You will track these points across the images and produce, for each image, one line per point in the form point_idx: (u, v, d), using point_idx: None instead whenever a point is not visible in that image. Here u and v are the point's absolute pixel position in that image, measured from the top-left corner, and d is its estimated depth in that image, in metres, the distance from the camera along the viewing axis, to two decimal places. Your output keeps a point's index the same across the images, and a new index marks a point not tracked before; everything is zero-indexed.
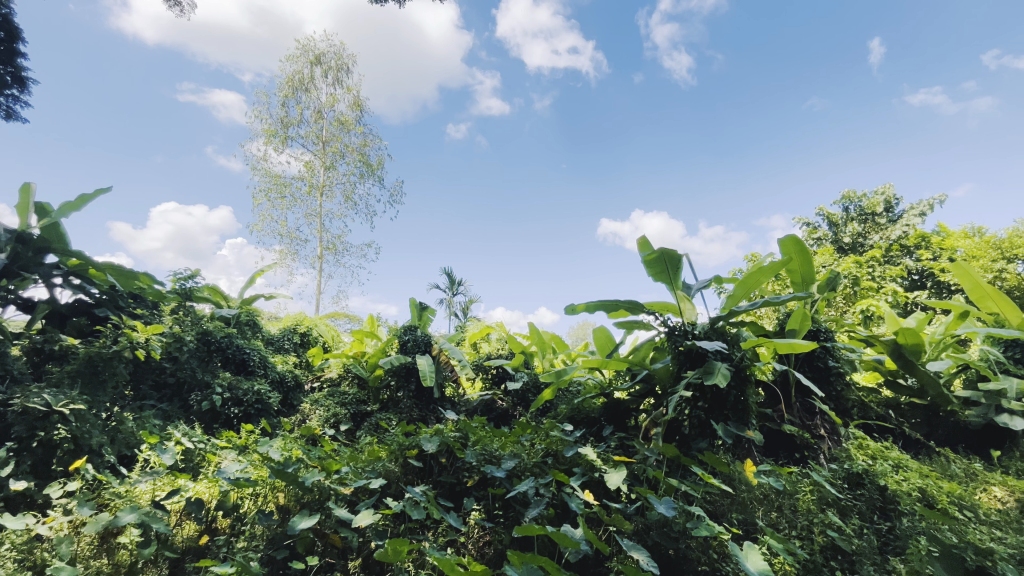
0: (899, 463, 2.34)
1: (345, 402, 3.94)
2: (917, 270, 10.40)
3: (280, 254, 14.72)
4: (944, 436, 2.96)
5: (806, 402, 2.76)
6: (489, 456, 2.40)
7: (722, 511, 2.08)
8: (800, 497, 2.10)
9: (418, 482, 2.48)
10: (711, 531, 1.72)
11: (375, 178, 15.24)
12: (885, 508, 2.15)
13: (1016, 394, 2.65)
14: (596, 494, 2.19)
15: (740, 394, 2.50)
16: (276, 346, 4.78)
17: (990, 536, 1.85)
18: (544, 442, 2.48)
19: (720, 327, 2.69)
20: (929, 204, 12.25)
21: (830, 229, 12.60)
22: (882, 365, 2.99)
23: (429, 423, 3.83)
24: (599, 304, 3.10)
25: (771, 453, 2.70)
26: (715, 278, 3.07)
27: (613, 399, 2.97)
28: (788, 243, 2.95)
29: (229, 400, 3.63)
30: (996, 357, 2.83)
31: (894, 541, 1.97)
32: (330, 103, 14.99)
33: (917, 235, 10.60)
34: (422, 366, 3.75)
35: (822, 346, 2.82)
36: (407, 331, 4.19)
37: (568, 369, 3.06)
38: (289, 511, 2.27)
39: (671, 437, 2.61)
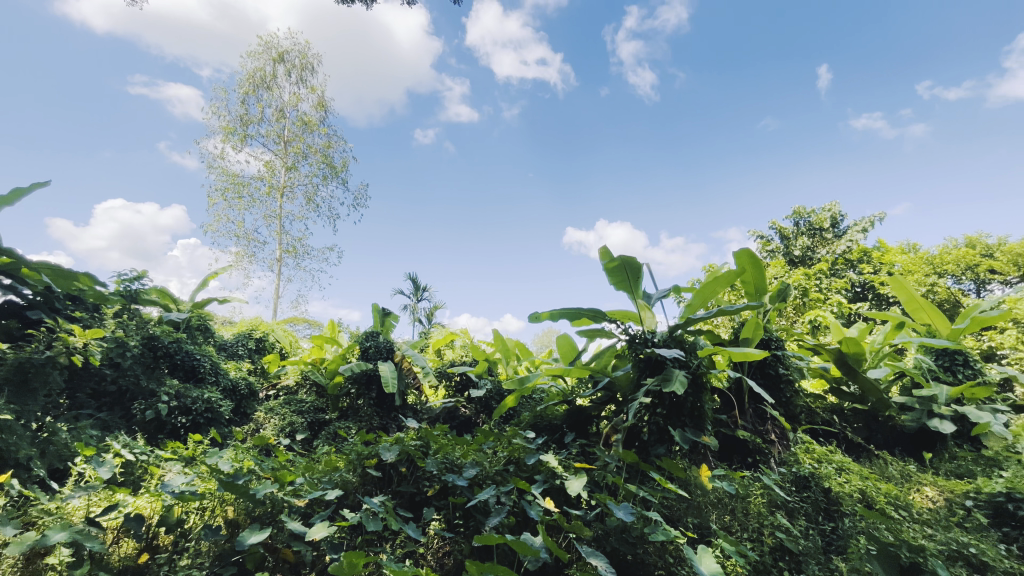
0: (842, 466, 2.47)
1: (301, 410, 3.84)
2: (859, 283, 11.05)
3: (236, 257, 14.17)
4: (883, 440, 3.13)
5: (758, 408, 2.87)
6: (450, 465, 2.37)
7: (678, 515, 2.12)
8: (752, 501, 2.18)
9: (377, 492, 2.43)
10: (667, 536, 1.76)
11: (338, 180, 14.94)
12: (829, 510, 2.25)
13: (945, 399, 2.86)
14: (556, 502, 2.19)
15: (697, 401, 2.57)
16: (229, 352, 4.58)
17: (922, 534, 1.96)
18: (506, 450, 2.47)
19: (678, 335, 2.76)
20: (871, 221, 13.07)
21: (782, 242, 13.25)
22: (828, 372, 3.15)
23: (390, 431, 3.76)
24: (562, 312, 3.12)
25: (726, 458, 2.79)
26: (674, 287, 3.15)
27: (575, 406, 3.00)
28: (742, 255, 3.06)
29: (176, 409, 3.45)
30: (928, 365, 3.04)
31: (837, 541, 2.06)
32: (292, 103, 14.60)
33: (859, 250, 11.28)
34: (383, 373, 3.67)
35: (773, 354, 2.94)
36: (368, 338, 4.10)
37: (530, 376, 3.08)
38: (238, 525, 2.17)
39: (631, 443, 2.67)
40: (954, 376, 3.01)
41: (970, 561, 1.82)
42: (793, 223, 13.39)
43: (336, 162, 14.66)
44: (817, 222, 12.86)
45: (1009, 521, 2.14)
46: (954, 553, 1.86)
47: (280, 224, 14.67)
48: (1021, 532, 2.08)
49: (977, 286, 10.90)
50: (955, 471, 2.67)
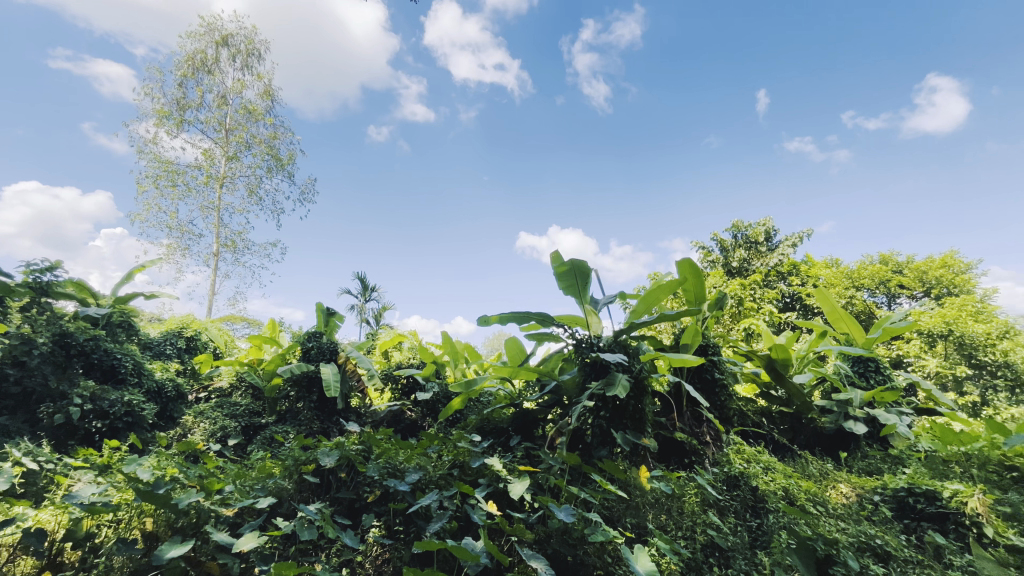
0: (768, 465, 2.62)
1: (235, 414, 3.65)
2: (789, 294, 11.84)
3: (167, 249, 13.21)
4: (805, 440, 3.34)
5: (695, 411, 3.00)
6: (392, 470, 2.31)
7: (617, 515, 2.18)
8: (686, 500, 2.27)
9: (313, 499, 2.34)
10: (606, 536, 1.80)
11: (284, 173, 14.30)
12: (755, 507, 2.37)
13: (859, 403, 3.10)
14: (499, 505, 2.17)
15: (638, 403, 2.65)
16: (155, 352, 4.26)
17: (836, 528, 2.12)
18: (451, 454, 2.44)
19: (623, 340, 2.84)
20: (800, 237, 14.04)
21: (721, 254, 14.00)
22: (759, 377, 3.35)
23: (331, 436, 3.61)
24: (511, 315, 3.12)
25: (664, 459, 2.89)
26: (620, 294, 3.23)
27: (521, 409, 3.00)
28: (684, 265, 3.20)
29: (90, 413, 3.16)
30: (846, 371, 3.29)
31: (762, 536, 2.19)
32: (236, 89, 13.85)
33: (790, 263, 12.08)
34: (326, 375, 3.53)
35: (709, 360, 3.08)
36: (310, 338, 3.93)
37: (478, 379, 3.06)
38: (157, 538, 2.00)
39: (575, 446, 2.71)
40: (868, 381, 3.29)
41: (876, 551, 1.99)
42: (731, 236, 14.16)
43: (282, 155, 14.03)
44: (753, 236, 13.67)
45: (910, 513, 2.35)
46: (863, 544, 2.02)
47: (218, 216, 13.85)
48: (920, 523, 2.29)
49: (888, 299, 11.99)
50: (866, 468, 2.91)
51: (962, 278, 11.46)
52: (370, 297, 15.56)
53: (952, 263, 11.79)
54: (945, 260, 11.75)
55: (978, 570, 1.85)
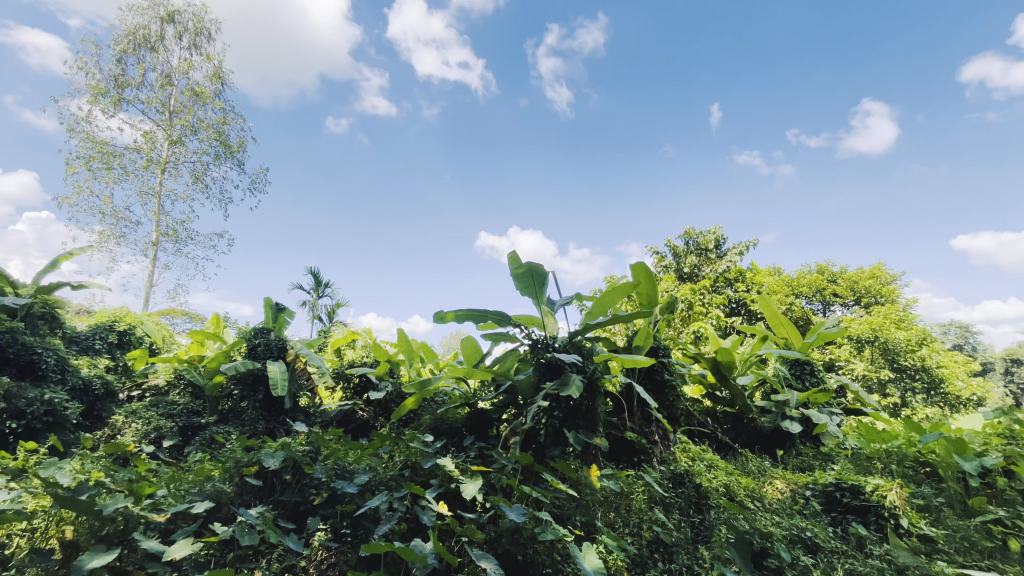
0: (711, 463, 2.73)
1: (171, 414, 3.44)
2: (735, 300, 12.41)
3: (99, 236, 12.28)
4: (746, 439, 3.49)
5: (645, 411, 3.10)
6: (340, 471, 2.24)
7: (567, 514, 2.20)
8: (634, 497, 2.33)
9: (255, 503, 2.25)
10: (555, 534, 1.83)
11: (232, 161, 13.62)
12: (699, 503, 2.46)
13: (795, 403, 3.30)
14: (450, 506, 2.14)
15: (591, 403, 2.70)
16: (82, 347, 3.95)
17: (771, 522, 2.24)
18: (404, 454, 2.40)
19: (578, 341, 2.89)
20: (746, 245, 14.76)
21: (673, 259, 14.52)
22: (705, 379, 3.49)
23: (276, 436, 3.45)
24: (468, 314, 3.09)
25: (614, 458, 2.96)
26: (576, 296, 3.27)
27: (476, 409, 2.99)
28: (638, 268, 3.28)
29: (4, 412, 2.90)
30: (784, 373, 3.48)
31: (704, 531, 2.28)
32: (182, 70, 13.07)
33: (737, 271, 12.67)
34: (273, 374, 3.38)
35: (660, 362, 3.18)
36: (257, 334, 3.75)
37: (433, 379, 3.02)
38: (78, 548, 1.83)
39: (528, 446, 2.73)
40: (803, 383, 3.49)
41: (806, 543, 2.12)
42: (683, 242, 14.70)
43: (231, 141, 13.35)
44: (703, 243, 14.24)
45: (837, 507, 2.49)
46: (794, 537, 2.15)
47: (159, 203, 13.02)
48: (845, 515, 2.43)
49: (823, 306, 12.80)
50: (799, 465, 3.08)
51: (888, 289, 12.39)
52: (323, 293, 15.10)
53: (880, 275, 12.72)
54: (874, 271, 12.64)
55: (894, 558, 2.01)
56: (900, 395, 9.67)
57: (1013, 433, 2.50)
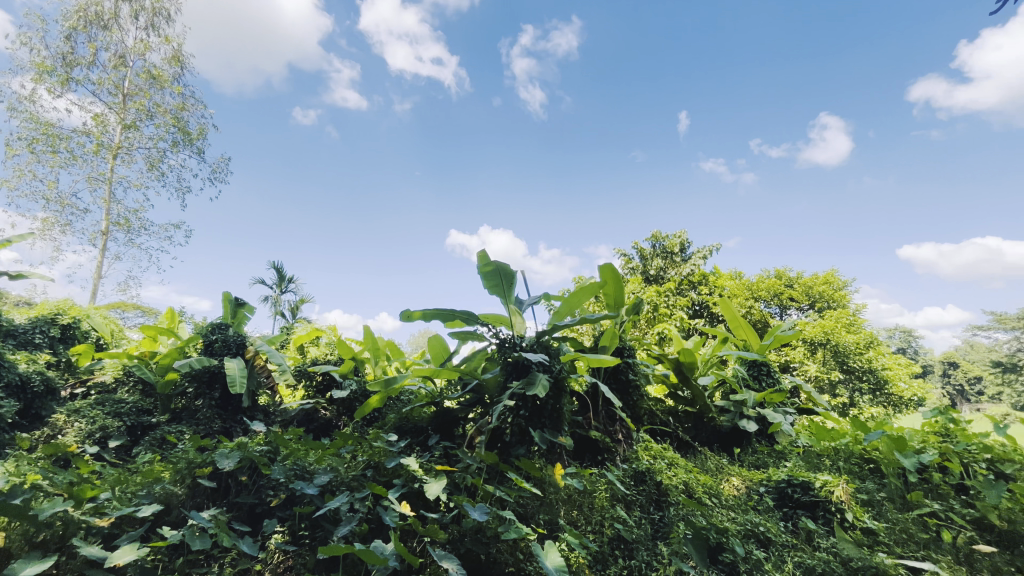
0: (672, 461, 2.79)
1: (119, 412, 3.25)
2: (698, 302, 12.78)
3: (42, 223, 11.54)
4: (705, 437, 3.57)
5: (609, 410, 3.15)
6: (300, 472, 2.18)
7: (531, 512, 2.22)
8: (597, 495, 2.36)
9: (208, 505, 2.16)
10: (518, 533, 1.83)
11: (192, 149, 13.04)
12: (659, 500, 2.51)
13: (752, 403, 3.42)
14: (413, 506, 2.11)
15: (556, 403, 2.72)
16: (21, 341, 3.71)
17: (727, 517, 2.32)
18: (367, 454, 2.36)
19: (545, 341, 2.90)
20: (710, 250, 15.22)
21: (640, 262, 14.83)
22: (668, 378, 3.58)
23: (233, 436, 3.32)
24: (435, 313, 3.05)
25: (578, 457, 2.99)
26: (544, 295, 3.28)
27: (442, 408, 2.97)
28: (606, 269, 3.32)
29: None
30: (742, 374, 3.60)
31: (663, 527, 2.33)
32: (138, 51, 12.42)
33: (700, 274, 13.04)
34: (230, 371, 3.25)
35: (625, 362, 3.24)
36: (214, 330, 3.61)
37: (398, 377, 2.97)
38: (10, 555, 1.71)
39: (493, 445, 2.73)
40: (760, 383, 3.62)
41: (759, 537, 2.21)
42: (650, 245, 15.02)
43: (190, 128, 12.78)
44: (669, 246, 14.60)
45: (788, 502, 2.59)
46: (748, 532, 2.23)
47: (110, 190, 12.33)
48: (796, 510, 2.53)
49: (780, 310, 13.35)
50: (755, 463, 3.20)
51: (840, 294, 13.01)
52: (287, 288, 14.69)
53: (833, 281, 13.35)
54: (827, 277, 13.26)
55: (840, 551, 2.11)
56: (848, 395, 10.20)
57: (949, 431, 2.69)
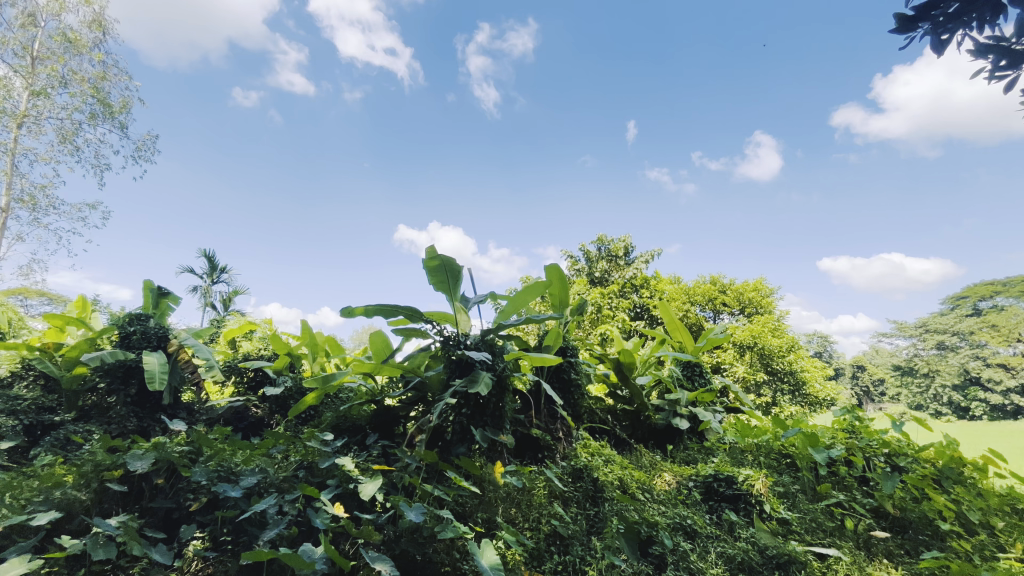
0: (609, 458, 2.87)
1: (15, 411, 2.91)
2: (639, 305, 13.28)
3: None
4: (642, 434, 3.70)
5: (551, 409, 3.20)
6: (225, 473, 2.05)
7: (469, 511, 2.21)
8: (535, 493, 2.38)
9: (118, 512, 1.99)
10: (455, 532, 1.81)
11: (113, 123, 11.94)
12: (595, 496, 2.58)
13: (685, 402, 3.59)
14: (347, 507, 2.04)
15: (498, 401, 2.72)
16: None
17: (658, 511, 2.42)
18: (299, 454, 2.26)
19: (490, 339, 2.89)
20: (652, 255, 15.82)
21: (586, 264, 15.22)
22: (608, 378, 3.68)
23: (151, 436, 3.07)
24: (377, 308, 2.96)
25: (519, 454, 3.01)
26: (491, 294, 3.25)
27: (382, 407, 2.89)
28: (552, 270, 3.35)
29: None
30: (677, 374, 3.76)
31: (598, 522, 2.39)
32: (52, 11, 11.23)
33: (642, 278, 13.54)
34: (149, 366, 3.00)
35: (567, 361, 3.29)
36: (132, 321, 3.32)
37: (337, 374, 2.86)
38: None
39: (434, 443, 2.71)
40: (693, 383, 3.79)
41: (687, 530, 2.32)
42: (596, 248, 15.42)
43: (110, 100, 11.68)
44: (614, 250, 15.04)
45: (714, 495, 2.71)
46: (677, 524, 2.34)
47: (12, 162, 11.06)
48: (720, 503, 2.66)
49: (714, 314, 14.12)
50: (685, 459, 3.35)
51: (767, 301, 13.89)
52: (219, 278, 13.83)
53: (762, 288, 14.26)
54: (757, 284, 14.14)
55: (757, 540, 2.26)
56: (770, 395, 10.97)
57: (854, 429, 2.90)
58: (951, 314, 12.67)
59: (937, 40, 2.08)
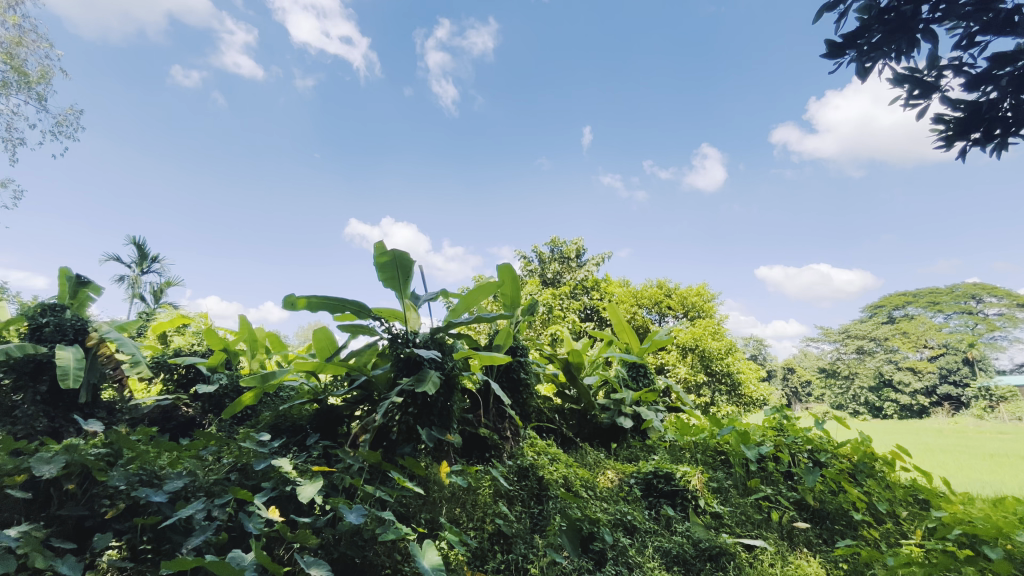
0: (555, 456, 2.91)
1: None
2: (589, 306, 13.58)
3: None
4: (588, 433, 3.77)
5: (499, 408, 3.21)
6: (147, 477, 1.89)
7: (412, 512, 2.17)
8: (480, 492, 2.37)
9: (20, 521, 1.83)
10: (397, 534, 1.77)
11: (29, 93, 10.87)
12: (540, 495, 2.60)
13: (629, 401, 3.69)
14: (283, 510, 1.96)
15: (446, 401, 2.69)
16: None
17: (601, 508, 2.47)
18: (233, 455, 2.14)
19: (439, 337, 2.85)
20: (603, 258, 16.21)
21: (539, 265, 15.40)
22: (557, 377, 3.73)
23: (64, 438, 2.81)
24: (323, 303, 2.85)
25: (466, 454, 3.00)
26: (442, 291, 3.21)
27: (325, 406, 2.78)
28: (504, 270, 3.34)
29: None
30: (623, 374, 3.87)
31: (541, 520, 2.41)
32: None
33: (593, 280, 13.85)
34: (63, 361, 2.74)
35: (517, 360, 3.31)
36: (45, 312, 3.03)
37: (277, 372, 2.73)
38: None
39: (379, 443, 2.66)
40: (638, 383, 3.91)
41: (626, 526, 2.39)
42: (549, 250, 15.63)
43: (27, 68, 10.63)
44: (566, 252, 15.31)
45: (653, 492, 2.80)
46: (618, 521, 2.40)
47: None
48: (659, 499, 2.76)
49: (659, 317, 14.67)
50: (628, 456, 3.46)
51: (709, 305, 14.55)
52: (149, 267, 12.89)
53: (705, 293, 14.93)
54: (700, 289, 14.81)
55: (692, 534, 2.36)
56: (709, 395, 11.53)
57: (782, 426, 3.12)
58: (870, 321, 13.77)
59: (861, 67, 2.25)
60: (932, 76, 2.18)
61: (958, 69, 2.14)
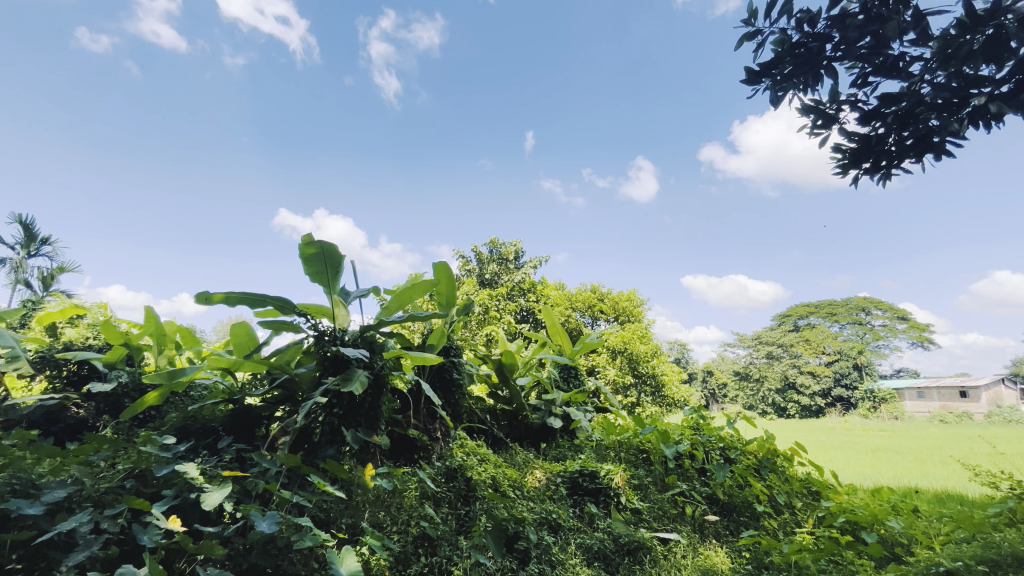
0: (483, 457, 2.90)
1: None
2: (525, 308, 13.78)
3: None
4: (518, 433, 3.81)
5: (430, 408, 3.16)
6: (21, 487, 1.67)
7: (332, 517, 2.09)
8: (406, 495, 2.32)
9: None
10: (313, 541, 1.69)
11: None
12: (467, 495, 2.59)
13: (559, 402, 3.77)
14: (186, 520, 1.81)
15: (374, 401, 2.60)
16: None
17: (527, 507, 2.50)
18: (130, 460, 1.94)
19: (369, 336, 2.75)
20: (540, 261, 16.51)
21: (477, 265, 15.38)
22: (490, 378, 3.73)
23: None
24: (243, 297, 2.66)
25: (393, 456, 2.93)
26: (375, 289, 3.10)
27: (241, 407, 2.60)
28: (441, 269, 3.29)
29: None
30: (554, 375, 3.94)
31: (467, 521, 2.40)
32: None
33: (530, 282, 14.06)
34: None
35: (450, 360, 3.27)
36: None
37: (186, 370, 2.51)
38: None
39: (300, 446, 2.53)
40: (568, 385, 4.01)
41: (551, 524, 2.44)
42: (488, 250, 15.66)
43: None
44: (504, 254, 15.42)
45: (578, 490, 2.88)
46: (543, 519, 2.44)
47: None
48: (583, 497, 2.84)
49: (592, 320, 15.17)
50: (556, 456, 3.53)
51: (638, 310, 15.20)
52: (38, 250, 11.44)
53: (635, 298, 15.59)
54: (631, 295, 15.46)
55: (613, 531, 2.45)
56: (635, 396, 12.11)
57: (698, 425, 3.28)
58: (778, 329, 15.05)
59: (774, 96, 2.47)
60: (832, 109, 2.42)
61: (854, 105, 2.39)
